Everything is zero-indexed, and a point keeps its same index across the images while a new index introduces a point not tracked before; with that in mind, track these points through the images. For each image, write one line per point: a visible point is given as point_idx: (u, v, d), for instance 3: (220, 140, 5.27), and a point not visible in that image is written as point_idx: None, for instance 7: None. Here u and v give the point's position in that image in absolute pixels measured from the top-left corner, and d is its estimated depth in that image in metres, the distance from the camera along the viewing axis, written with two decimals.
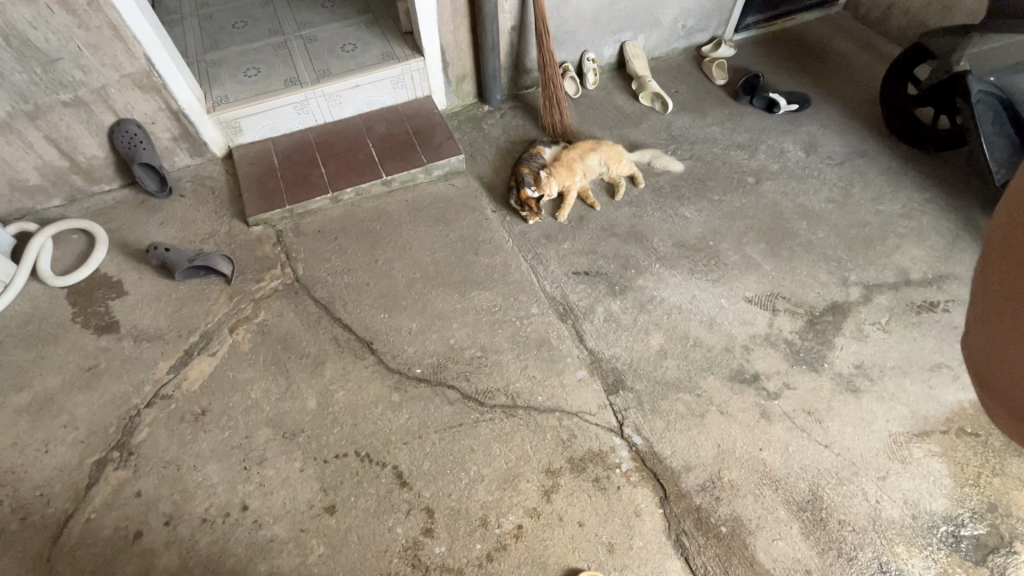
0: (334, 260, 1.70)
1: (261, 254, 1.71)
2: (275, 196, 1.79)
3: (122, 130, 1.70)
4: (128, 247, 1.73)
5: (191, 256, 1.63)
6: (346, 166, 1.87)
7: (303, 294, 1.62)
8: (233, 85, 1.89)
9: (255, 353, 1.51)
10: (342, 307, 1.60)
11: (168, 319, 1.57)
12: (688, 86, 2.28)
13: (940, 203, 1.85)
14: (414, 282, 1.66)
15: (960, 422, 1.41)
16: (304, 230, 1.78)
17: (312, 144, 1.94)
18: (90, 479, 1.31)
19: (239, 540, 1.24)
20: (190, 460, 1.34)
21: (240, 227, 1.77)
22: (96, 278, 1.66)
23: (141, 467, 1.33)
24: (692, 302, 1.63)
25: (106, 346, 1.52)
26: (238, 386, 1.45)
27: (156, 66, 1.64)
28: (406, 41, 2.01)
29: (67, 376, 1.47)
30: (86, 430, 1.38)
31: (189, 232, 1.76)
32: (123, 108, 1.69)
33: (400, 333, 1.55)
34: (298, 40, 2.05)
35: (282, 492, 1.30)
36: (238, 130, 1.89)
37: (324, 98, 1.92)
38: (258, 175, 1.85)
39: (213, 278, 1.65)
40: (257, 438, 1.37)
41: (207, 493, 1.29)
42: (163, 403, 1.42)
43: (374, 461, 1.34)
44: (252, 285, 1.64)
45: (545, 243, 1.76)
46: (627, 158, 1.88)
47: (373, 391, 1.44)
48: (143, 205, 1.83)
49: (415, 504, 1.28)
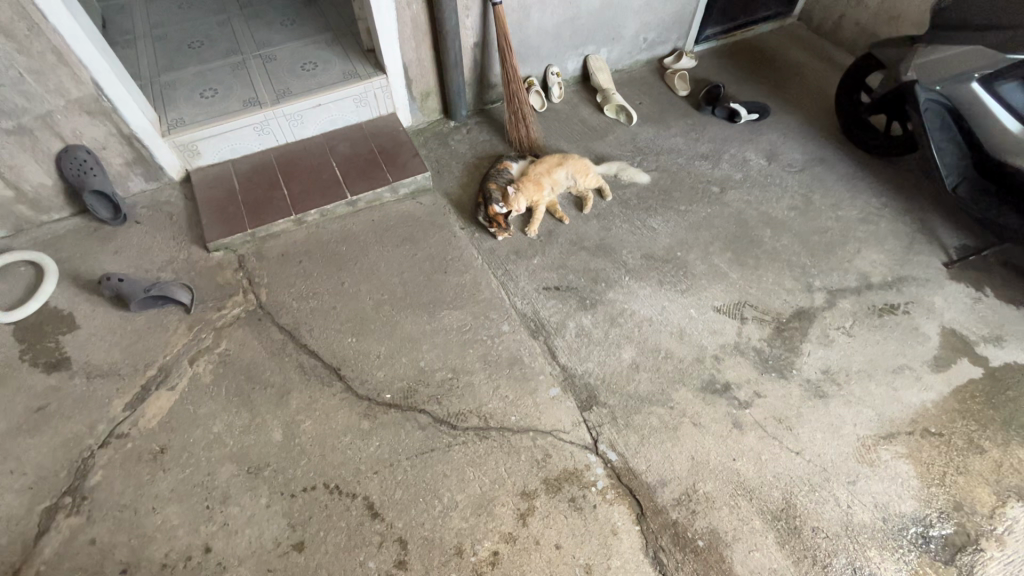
0: (299, 284, 1.66)
1: (222, 280, 1.66)
2: (235, 220, 1.74)
3: (70, 157, 1.64)
4: (79, 278, 1.65)
5: (147, 285, 1.56)
6: (310, 188, 1.83)
7: (267, 320, 1.58)
8: (190, 107, 1.84)
9: (217, 385, 1.45)
10: (308, 333, 1.56)
11: (123, 353, 1.51)
12: (651, 97, 2.31)
13: (896, 207, 1.91)
14: (382, 305, 1.63)
15: (924, 423, 1.45)
16: (267, 254, 1.73)
17: (274, 165, 1.90)
18: (39, 529, 1.24)
19: None
20: (149, 502, 1.28)
21: (199, 253, 1.72)
22: (45, 312, 1.58)
23: (96, 512, 1.26)
24: (662, 314, 1.64)
25: (56, 385, 1.45)
26: (199, 421, 1.39)
27: (105, 91, 1.58)
28: (368, 59, 1.99)
29: (13, 419, 1.39)
30: (35, 475, 1.31)
31: (146, 260, 1.69)
32: (71, 134, 1.63)
33: (368, 357, 1.52)
34: (257, 60, 2.01)
35: (248, 531, 1.25)
36: (195, 153, 1.84)
37: (285, 119, 1.88)
38: (217, 199, 1.80)
39: (171, 308, 1.59)
40: (220, 474, 1.32)
41: (167, 536, 1.24)
42: (119, 442, 1.36)
43: (344, 493, 1.30)
44: (213, 313, 1.59)
45: (515, 259, 1.75)
46: (594, 171, 1.89)
47: (340, 419, 1.40)
48: (96, 233, 1.76)
49: (387, 536, 1.25)
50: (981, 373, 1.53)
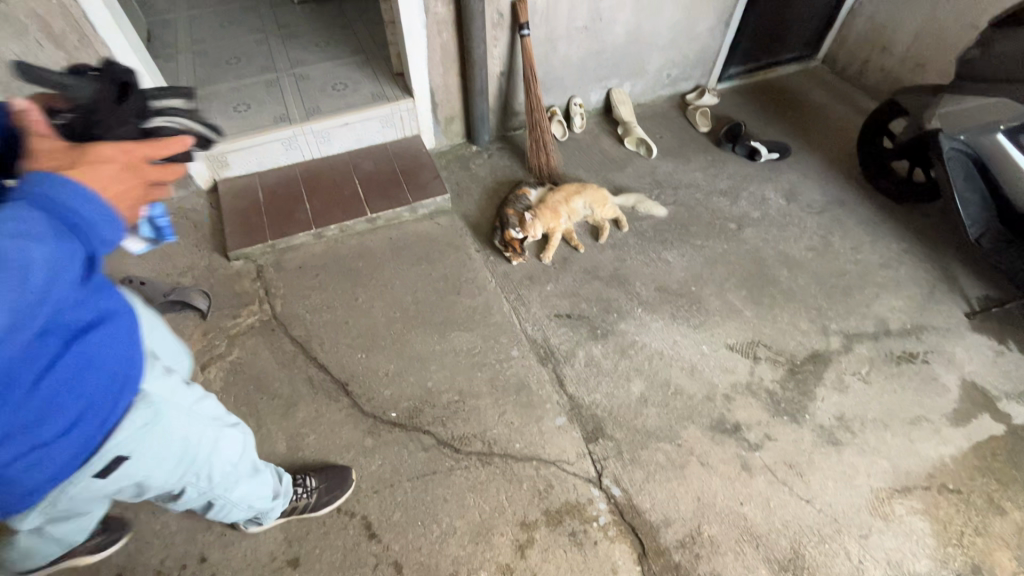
0: (313, 297, 1.68)
1: (239, 289, 1.69)
2: (257, 231, 1.78)
3: None
4: None
5: (166, 290, 1.60)
6: (332, 203, 1.87)
7: (280, 331, 1.60)
8: (223, 120, 1.91)
9: (226, 393, 1.47)
10: (319, 346, 1.57)
11: None
12: (672, 132, 2.33)
13: (917, 254, 1.88)
14: (394, 322, 1.64)
15: (941, 478, 1.40)
16: (285, 266, 1.76)
17: (299, 179, 1.95)
18: None
19: None
20: (149, 506, 1.28)
21: (220, 261, 1.76)
22: None
23: None
24: (673, 348, 1.62)
25: None
26: None
27: None
28: (397, 82, 2.05)
29: None
30: None
31: (168, 265, 1.74)
32: None
33: (376, 374, 1.52)
34: (290, 78, 2.08)
35: (244, 543, 1.24)
36: (225, 164, 1.90)
37: (313, 136, 1.94)
38: (242, 209, 1.84)
39: (188, 314, 1.62)
40: None
41: (164, 542, 1.23)
42: None
43: (342, 511, 1.29)
44: (228, 321, 1.61)
45: (528, 284, 1.76)
46: (611, 201, 1.90)
47: (344, 435, 1.40)
48: None
49: (383, 559, 1.23)
50: (1003, 429, 1.48)
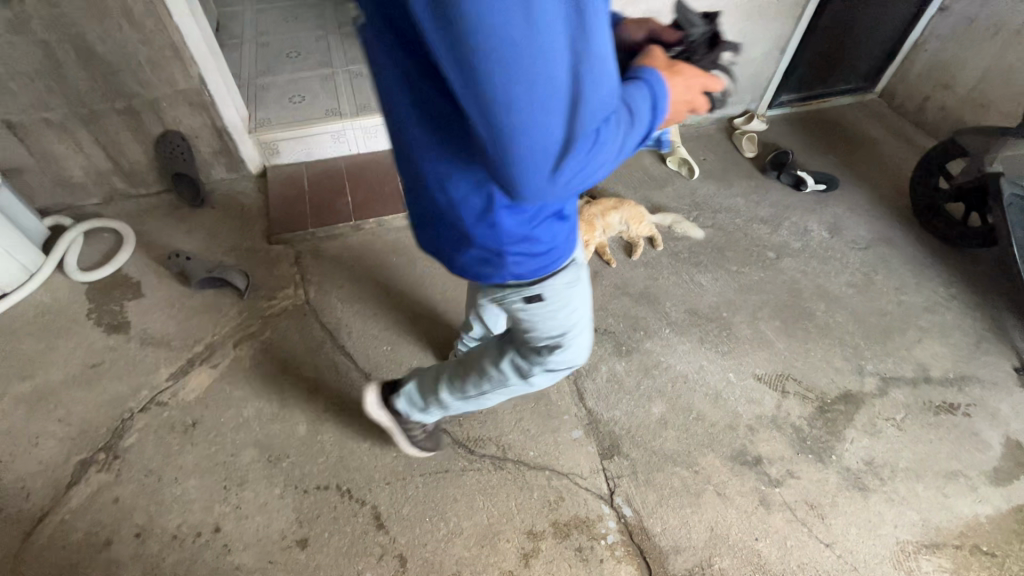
0: (346, 286, 1.72)
1: (277, 272, 1.75)
2: (300, 218, 1.84)
3: (167, 141, 1.79)
4: (153, 250, 1.78)
5: (209, 266, 1.67)
6: (373, 197, 1.92)
7: (311, 317, 1.64)
8: (278, 110, 1.98)
9: (255, 371, 1.51)
10: (347, 335, 1.61)
11: (177, 326, 1.60)
12: (716, 155, 2.30)
13: (966, 301, 1.80)
14: (421, 319, 1.66)
15: (974, 539, 1.32)
16: (322, 254, 1.81)
17: (344, 172, 2.01)
18: (71, 478, 1.31)
19: (205, 564, 1.21)
20: (172, 472, 1.33)
21: (261, 244, 1.82)
22: (117, 277, 1.70)
23: (124, 472, 1.32)
24: (699, 373, 1.59)
25: (113, 345, 1.55)
26: (233, 403, 1.45)
27: (209, 86, 1.73)
28: None
29: (70, 371, 1.50)
30: (78, 427, 1.39)
31: (214, 243, 1.81)
32: (171, 121, 1.78)
33: (399, 368, 1.54)
34: (345, 74, 2.15)
35: (257, 518, 1.27)
36: (276, 151, 1.97)
37: (361, 131, 2.00)
38: (288, 196, 1.91)
39: (227, 291, 1.68)
40: (241, 458, 1.36)
41: (182, 508, 1.28)
42: (157, 409, 1.43)
43: (353, 498, 1.31)
44: (263, 302, 1.67)
45: None
46: (647, 219, 1.88)
47: (362, 424, 1.43)
48: (174, 212, 1.90)
49: (389, 550, 1.24)
50: None
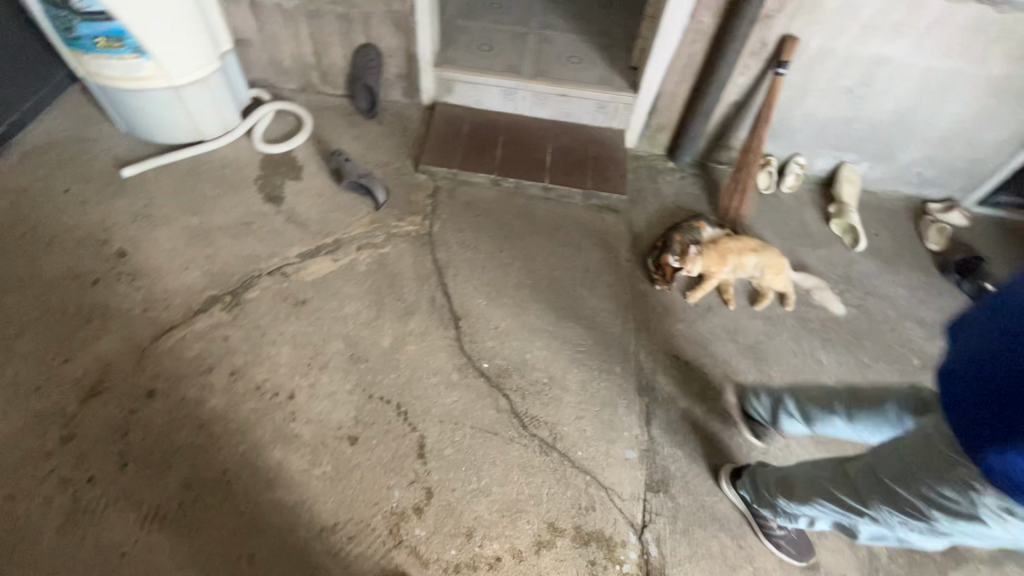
0: (467, 233, 1.79)
1: (413, 198, 1.86)
2: (449, 157, 1.93)
3: (365, 53, 1.96)
4: (321, 143, 1.97)
5: (361, 173, 1.82)
6: (519, 159, 1.95)
7: (428, 248, 1.73)
8: (466, 52, 2.07)
9: (366, 277, 1.64)
10: (452, 276, 1.68)
11: (318, 215, 1.77)
12: (891, 234, 2.03)
13: None
14: (522, 287, 1.69)
15: None
16: (457, 195, 1.89)
17: (502, 127, 2.06)
18: (201, 306, 1.53)
19: (271, 420, 1.35)
20: (274, 334, 1.49)
21: (408, 168, 1.94)
22: (287, 157, 1.92)
23: (239, 318, 1.52)
24: (782, 450, 1.46)
25: (266, 212, 1.76)
26: (339, 297, 1.59)
27: (416, 14, 1.85)
28: (628, 74, 2.05)
29: (228, 220, 1.73)
30: (219, 268, 1.61)
31: (370, 154, 1.96)
32: (374, 35, 1.93)
33: (487, 324, 1.59)
34: (536, 37, 2.18)
35: (324, 402, 1.39)
36: (450, 90, 2.07)
37: (532, 94, 2.03)
38: (446, 134, 2.01)
39: (367, 200, 1.82)
40: (329, 346, 1.49)
41: (271, 367, 1.44)
42: (280, 278, 1.61)
43: (407, 421, 1.38)
44: (393, 220, 1.79)
45: (660, 314, 1.69)
46: (786, 274, 1.72)
47: (437, 361, 1.49)
48: (348, 116, 2.08)
49: (420, 480, 1.30)
50: None
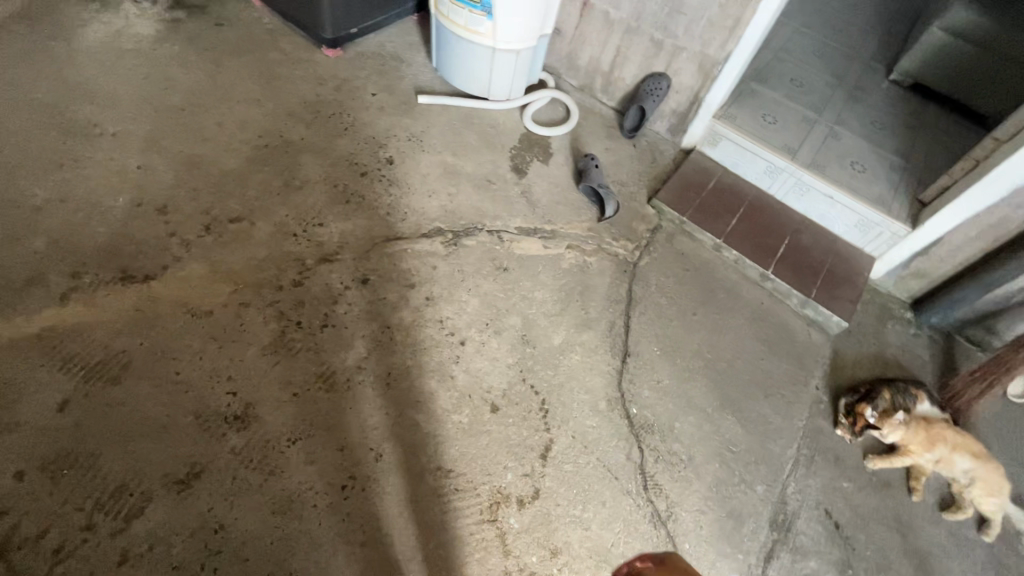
0: (669, 280, 1.77)
1: (634, 226, 1.88)
2: (684, 203, 1.92)
3: (656, 79, 1.99)
4: (576, 141, 2.08)
5: (601, 183, 1.89)
6: (751, 237, 1.88)
7: (627, 277, 1.75)
8: (748, 116, 2.03)
9: (563, 275, 1.71)
10: (638, 313, 1.68)
11: (547, 201, 1.88)
12: None
13: None
14: (700, 357, 1.63)
15: None
16: (674, 242, 1.88)
17: (747, 199, 1.99)
18: (426, 232, 1.72)
19: (439, 354, 1.48)
20: (470, 284, 1.63)
21: (641, 197, 1.97)
22: (543, 140, 2.06)
23: (450, 257, 1.68)
24: None
25: (507, 179, 1.91)
26: (534, 281, 1.68)
27: (725, 64, 1.84)
28: (912, 206, 1.84)
29: (476, 172, 1.91)
30: (452, 208, 1.80)
31: (613, 169, 2.02)
32: (673, 67, 1.96)
33: (651, 374, 1.56)
34: (825, 129, 2.06)
35: (485, 363, 1.49)
36: (714, 143, 2.04)
37: (795, 182, 1.93)
38: (690, 181, 2.00)
39: (594, 209, 1.90)
40: (508, 318, 1.58)
41: (456, 311, 1.57)
42: (495, 240, 1.74)
43: (544, 420, 1.43)
44: (608, 237, 1.83)
45: (828, 459, 1.53)
46: (1001, 499, 1.43)
47: (592, 382, 1.51)
48: (609, 126, 2.15)
49: (533, 478, 1.34)
50: None
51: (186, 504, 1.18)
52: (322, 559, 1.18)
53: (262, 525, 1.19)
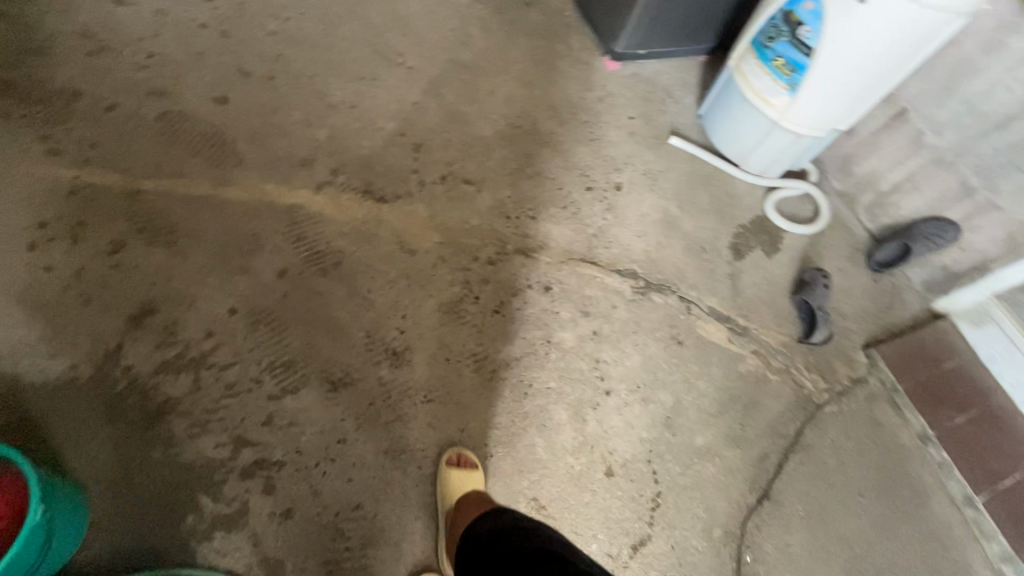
0: (849, 443, 1.55)
1: (834, 366, 1.66)
2: (906, 371, 1.66)
3: (945, 223, 1.65)
4: (811, 247, 1.86)
5: (822, 306, 1.70)
6: (972, 449, 1.55)
7: (803, 416, 1.56)
8: None
9: (735, 379, 1.57)
10: (796, 459, 1.49)
11: (752, 296, 1.72)
12: None
13: None
14: (844, 544, 1.44)
15: None
16: (873, 405, 1.62)
17: (994, 406, 1.57)
18: (620, 270, 1.68)
19: (580, 393, 1.46)
20: (638, 341, 1.57)
21: (857, 339, 1.72)
22: (776, 231, 1.86)
23: (632, 306, 1.63)
24: None
25: (720, 254, 1.78)
26: (703, 369, 1.56)
27: None
28: None
29: (692, 233, 1.80)
30: (654, 258, 1.73)
31: (839, 295, 1.78)
32: (976, 221, 1.62)
33: (782, 530, 1.42)
34: None
35: (619, 425, 1.44)
36: (981, 323, 1.64)
37: None
38: (927, 350, 1.67)
39: (799, 327, 1.70)
40: (660, 393, 1.50)
41: (614, 360, 1.52)
42: (682, 310, 1.65)
43: (653, 511, 1.38)
44: (800, 363, 1.64)
45: None
46: None
47: (718, 502, 1.42)
48: (856, 245, 1.87)
49: (619, 560, 1.33)
50: None
51: (330, 406, 1.32)
52: (406, 516, 1.27)
53: (374, 458, 1.29)
